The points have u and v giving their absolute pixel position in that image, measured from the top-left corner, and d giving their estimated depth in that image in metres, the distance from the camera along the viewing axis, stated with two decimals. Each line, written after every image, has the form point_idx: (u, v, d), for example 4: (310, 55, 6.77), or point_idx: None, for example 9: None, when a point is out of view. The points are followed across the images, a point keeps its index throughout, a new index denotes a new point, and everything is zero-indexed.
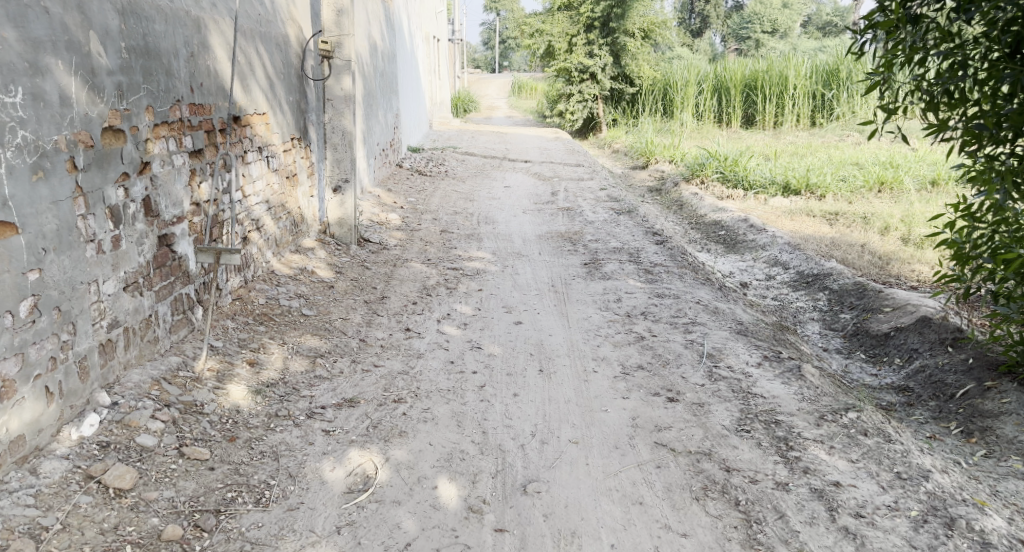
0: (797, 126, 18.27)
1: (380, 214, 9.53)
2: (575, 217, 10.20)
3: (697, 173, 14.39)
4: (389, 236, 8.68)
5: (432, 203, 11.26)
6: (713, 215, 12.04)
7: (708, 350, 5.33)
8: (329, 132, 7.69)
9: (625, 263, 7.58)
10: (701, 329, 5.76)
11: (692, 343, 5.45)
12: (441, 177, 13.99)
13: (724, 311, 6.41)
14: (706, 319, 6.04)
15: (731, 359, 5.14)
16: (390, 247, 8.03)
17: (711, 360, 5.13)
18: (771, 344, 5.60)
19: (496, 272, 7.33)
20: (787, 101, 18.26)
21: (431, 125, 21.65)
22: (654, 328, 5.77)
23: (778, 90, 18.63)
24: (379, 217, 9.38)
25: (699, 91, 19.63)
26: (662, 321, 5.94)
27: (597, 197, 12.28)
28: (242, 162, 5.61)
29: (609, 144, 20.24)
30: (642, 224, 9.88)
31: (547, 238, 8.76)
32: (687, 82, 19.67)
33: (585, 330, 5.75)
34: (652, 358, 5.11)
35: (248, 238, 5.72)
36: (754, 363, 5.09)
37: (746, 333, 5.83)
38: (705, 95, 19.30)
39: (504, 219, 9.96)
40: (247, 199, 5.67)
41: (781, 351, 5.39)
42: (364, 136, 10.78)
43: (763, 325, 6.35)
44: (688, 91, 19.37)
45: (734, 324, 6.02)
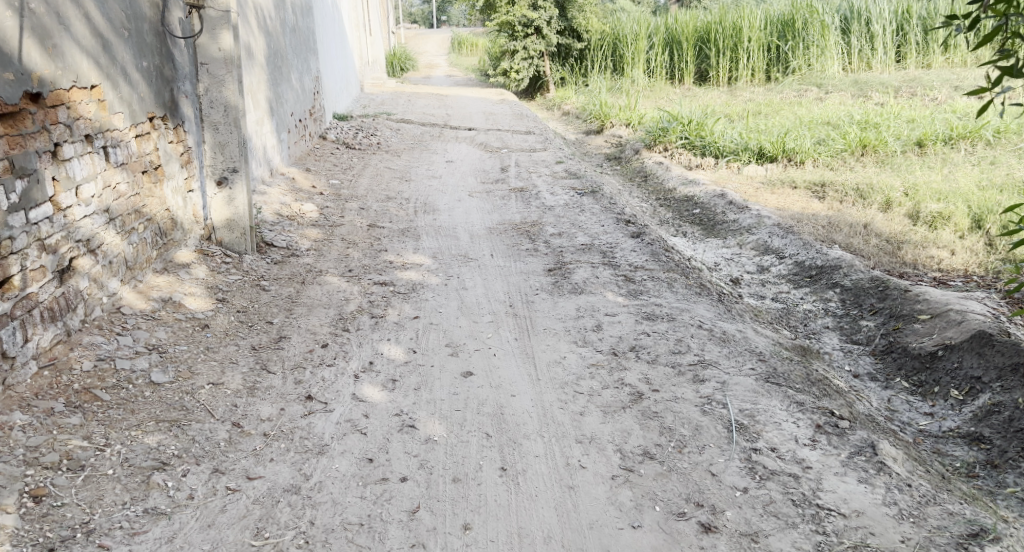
0: (752, 82, 16.80)
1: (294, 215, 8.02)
2: (524, 208, 8.64)
3: (660, 139, 12.81)
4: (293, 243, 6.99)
5: (359, 188, 9.58)
6: (684, 189, 10.48)
7: (735, 418, 3.71)
8: (206, 107, 6.35)
9: (598, 268, 6.04)
10: (715, 377, 4.10)
11: (709, 403, 3.84)
12: (366, 157, 11.86)
13: (734, 336, 4.69)
14: (720, 355, 4.43)
15: (772, 435, 3.58)
16: (292, 254, 6.77)
17: (744, 435, 3.61)
18: (813, 399, 3.98)
19: (435, 289, 5.79)
20: (741, 55, 16.71)
21: (364, 87, 19.81)
22: (652, 378, 4.12)
23: (731, 43, 16.99)
24: (291, 217, 7.96)
25: (650, 46, 18.06)
26: (660, 362, 4.33)
27: (554, 172, 11.17)
28: (56, 160, 4.32)
29: (558, 106, 18.66)
30: (610, 211, 8.36)
31: (500, 238, 7.32)
32: (637, 36, 18.06)
33: (554, 390, 4.04)
34: (663, 438, 3.56)
35: (75, 266, 4.43)
36: (806, 440, 3.58)
37: (775, 379, 4.15)
38: (656, 50, 17.78)
39: (441, 213, 8.38)
40: (65, 213, 4.37)
41: (834, 419, 3.75)
42: (268, 109, 9.62)
43: (784, 359, 4.47)
44: (639, 45, 17.71)
45: (756, 360, 4.37)
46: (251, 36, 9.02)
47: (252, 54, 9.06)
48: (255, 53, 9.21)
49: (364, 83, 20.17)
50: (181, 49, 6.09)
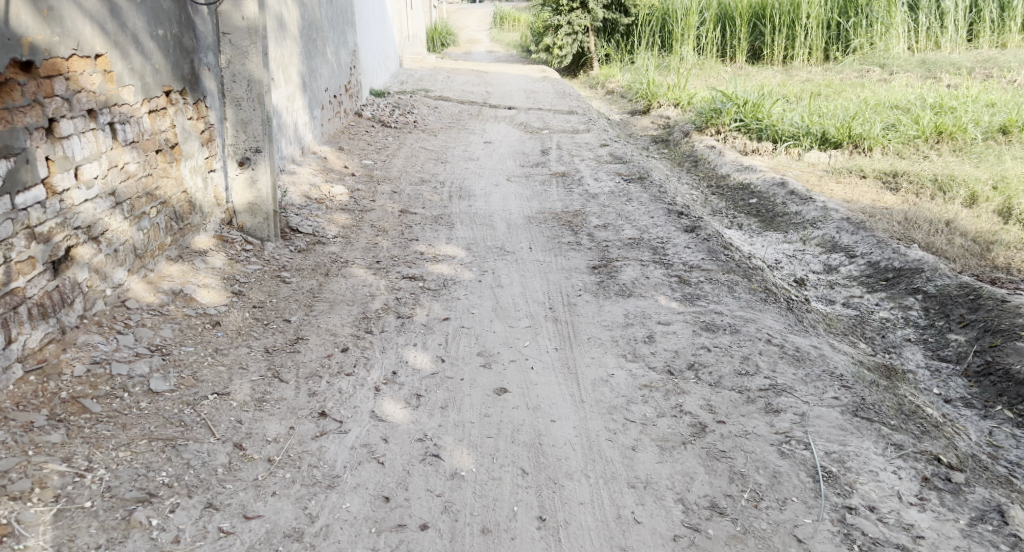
0: (809, 61, 15.97)
1: (322, 204, 7.69)
2: (567, 199, 8.16)
3: (712, 122, 12.21)
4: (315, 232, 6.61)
5: (396, 177, 9.19)
6: (739, 175, 9.89)
7: (823, 464, 3.50)
8: (229, 82, 6.01)
9: (650, 267, 5.55)
10: (790, 403, 3.82)
11: (787, 443, 3.60)
12: (403, 140, 11.86)
13: (810, 355, 4.20)
14: (797, 380, 4.00)
15: (871, 489, 3.39)
16: (313, 243, 6.46)
17: (835, 487, 3.40)
18: (915, 438, 3.71)
19: (470, 288, 5.28)
20: (798, 32, 15.94)
21: (403, 62, 19.38)
22: (717, 404, 3.81)
23: (789, 20, 16.28)
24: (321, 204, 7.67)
25: (701, 22, 17.32)
26: (723, 386, 3.93)
27: (597, 155, 10.62)
28: (52, 138, 3.94)
29: (602, 84, 18.13)
30: (662, 200, 7.82)
31: (543, 231, 6.87)
32: (688, 11, 17.32)
33: (597, 417, 3.70)
34: (746, 487, 3.37)
35: (74, 255, 4.05)
36: (914, 499, 3.37)
37: (864, 413, 3.82)
38: (707, 26, 17.05)
39: (489, 206, 7.89)
40: (63, 197, 3.98)
41: (943, 466, 3.55)
42: (300, 85, 9.54)
43: (873, 387, 4.04)
44: (690, 22, 16.94)
45: (839, 387, 3.97)
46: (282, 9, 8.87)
47: (284, 27, 8.92)
48: (286, 26, 9.02)
49: (403, 58, 19.69)
50: (199, 16, 5.76)
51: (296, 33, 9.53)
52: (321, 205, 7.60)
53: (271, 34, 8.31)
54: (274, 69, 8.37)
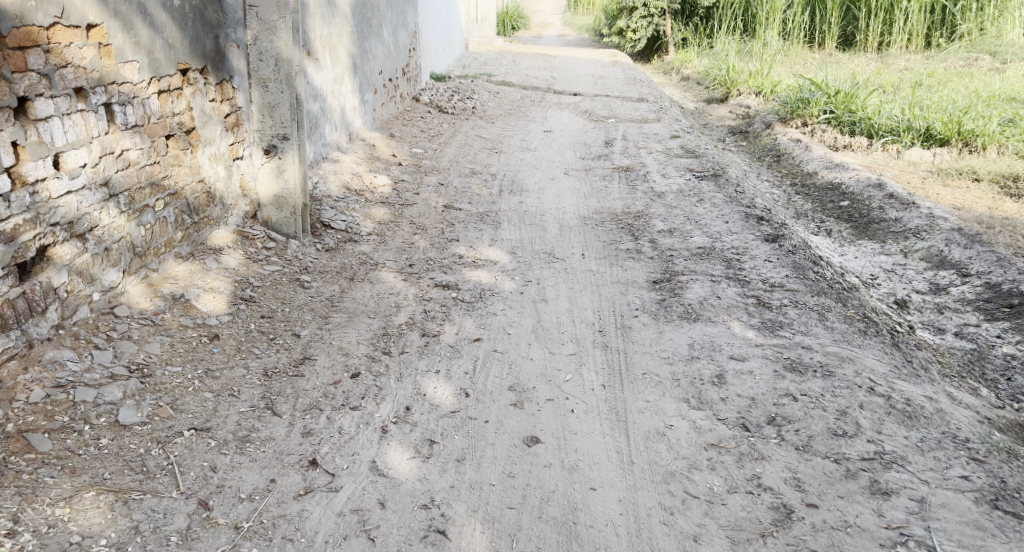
0: (907, 48, 14.98)
1: (359, 198, 7.18)
2: (630, 200, 7.42)
3: (799, 113, 12.00)
4: (347, 233, 6.15)
5: (449, 173, 8.62)
6: (826, 174, 9.55)
7: None
8: (256, 61, 5.50)
9: (729, 287, 4.88)
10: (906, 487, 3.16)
11: (903, 544, 2.95)
12: (459, 129, 11.46)
13: (925, 412, 3.54)
14: (910, 447, 3.35)
15: None
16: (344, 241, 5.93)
17: None
18: None
19: (506, 300, 4.91)
20: (898, 15, 14.96)
21: (470, 45, 18.91)
22: (809, 484, 3.19)
23: (886, 4, 15.31)
24: (363, 201, 7.15)
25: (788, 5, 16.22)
26: (817, 453, 3.31)
27: (667, 148, 9.88)
28: (28, 120, 3.43)
29: (677, 70, 17.35)
30: (742, 203, 7.01)
31: (606, 235, 6.26)
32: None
33: (651, 490, 3.18)
34: None
35: (50, 255, 3.53)
36: None
37: (1008, 502, 3.13)
38: (794, 10, 16.14)
39: (544, 210, 7.25)
40: (37, 188, 3.46)
41: None
42: (350, 67, 9.27)
43: (1014, 462, 3.32)
44: (776, 4, 15.95)
45: (968, 460, 3.29)
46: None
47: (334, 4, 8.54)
48: (336, 3, 8.69)
49: (470, 41, 19.20)
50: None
51: (348, 11, 9.18)
52: (361, 203, 7.06)
53: (317, 13, 7.93)
54: (319, 49, 8.05)
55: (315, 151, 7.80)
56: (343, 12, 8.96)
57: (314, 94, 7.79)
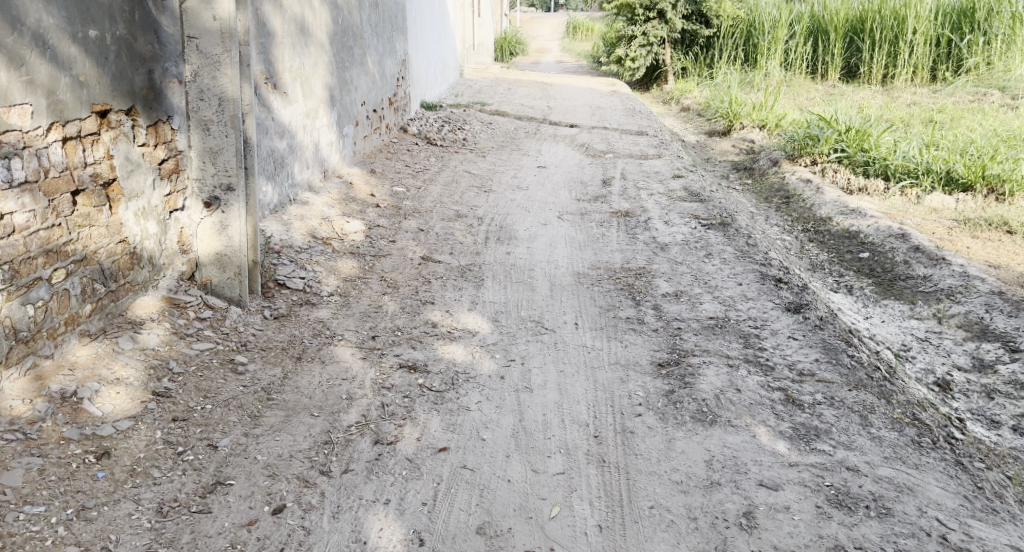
0: (912, 80, 14.33)
1: (326, 248, 6.38)
2: (631, 251, 6.63)
3: (808, 150, 11.28)
4: (307, 294, 5.35)
5: (431, 217, 7.82)
6: (842, 220, 8.76)
7: None
8: (196, 100, 4.72)
9: (751, 375, 4.09)
10: None
11: None
12: (447, 164, 10.69)
13: None
14: None
15: None
16: (297, 306, 5.10)
17: None
18: None
19: (482, 386, 4.11)
20: (902, 48, 14.33)
21: (465, 72, 18.22)
22: None
23: (891, 35, 14.68)
24: (331, 251, 6.35)
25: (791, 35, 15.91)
26: None
27: (669, 189, 9.11)
28: None
29: (676, 99, 16.67)
30: (757, 260, 6.23)
31: (606, 298, 5.47)
32: (777, 23, 16.03)
33: None
34: None
35: None
36: None
37: None
38: (797, 40, 15.77)
39: (533, 263, 6.44)
40: None
41: None
42: (327, 99, 8.52)
43: None
44: (778, 34, 15.71)
45: None
46: (307, 12, 7.77)
47: (308, 32, 7.81)
48: (310, 30, 7.90)
49: (465, 67, 18.53)
50: (165, 15, 4.53)
51: (325, 39, 8.41)
52: (327, 254, 6.25)
53: (286, 42, 7.19)
54: (290, 81, 7.31)
55: (281, 193, 7.02)
56: (320, 41, 8.24)
57: (281, 130, 7.03)
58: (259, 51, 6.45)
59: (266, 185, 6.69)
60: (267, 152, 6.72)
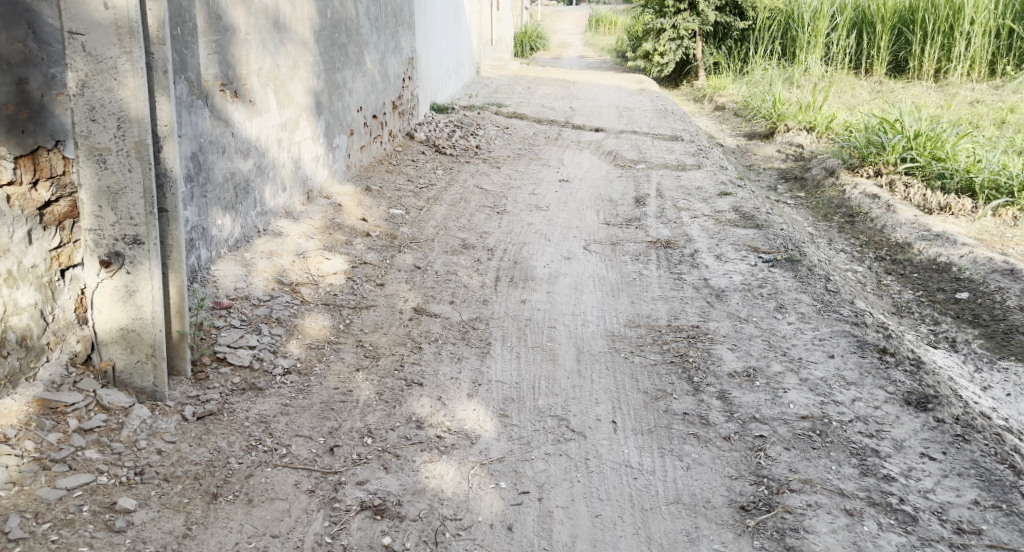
0: (968, 76, 12.88)
1: (294, 296, 5.05)
2: (679, 301, 5.25)
3: (870, 160, 9.82)
4: (254, 374, 4.00)
5: (431, 249, 6.49)
6: (924, 247, 7.40)
7: None
8: (88, 118, 3.31)
9: (884, 533, 2.97)
10: None
11: None
12: (455, 177, 9.33)
13: None
14: None
15: None
16: (234, 399, 3.76)
17: None
18: None
19: (480, 547, 2.97)
20: (957, 40, 12.85)
21: (481, 69, 16.86)
22: None
23: (946, 26, 13.20)
24: (300, 301, 5.00)
25: (831, 27, 14.40)
26: None
27: (715, 210, 7.73)
28: None
29: (709, 98, 15.22)
30: (844, 319, 4.84)
31: (655, 378, 4.08)
32: (817, 14, 14.50)
33: None
34: None
35: None
36: None
37: None
38: (839, 33, 14.29)
39: (554, 317, 5.09)
40: None
41: None
42: (311, 106, 7.17)
43: None
44: (818, 26, 14.27)
45: None
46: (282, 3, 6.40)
47: (286, 27, 6.48)
48: (287, 25, 6.53)
49: (482, 64, 17.17)
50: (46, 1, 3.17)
51: (308, 35, 7.05)
52: (293, 307, 4.90)
53: (255, 39, 5.85)
54: (260, 86, 5.98)
55: (244, 224, 5.67)
56: (302, 37, 6.90)
57: (245, 147, 5.69)
58: (211, 52, 5.13)
59: (223, 217, 5.32)
60: (226, 175, 5.38)
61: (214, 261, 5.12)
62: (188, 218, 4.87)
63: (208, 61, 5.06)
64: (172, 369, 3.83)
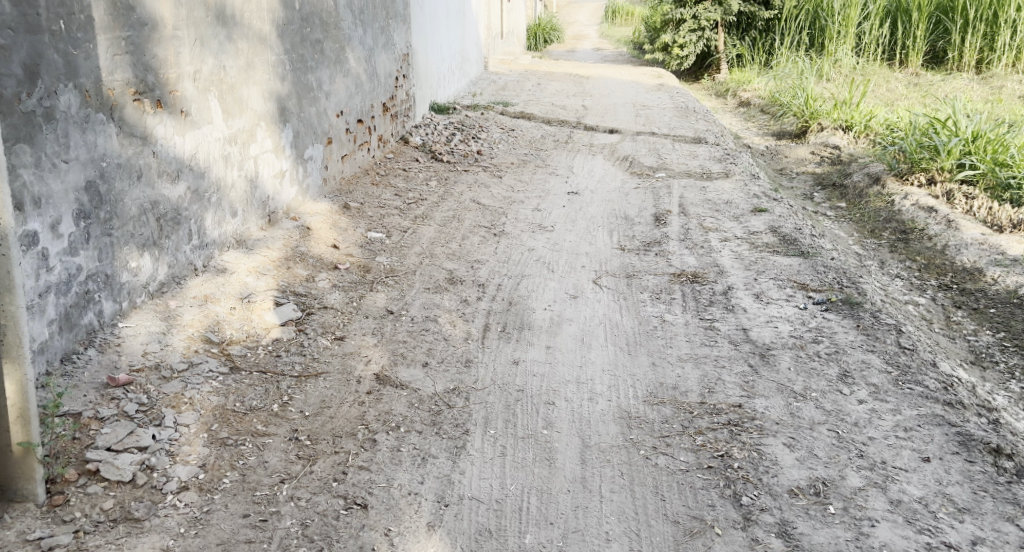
0: (1015, 68, 11.71)
1: (221, 361, 3.86)
2: (713, 365, 4.14)
3: (922, 166, 8.59)
4: (136, 494, 2.96)
5: (409, 285, 5.40)
6: (1002, 278, 6.35)
7: None
8: None
9: None
10: None
11: None
12: (449, 189, 8.22)
13: None
14: None
15: None
16: (92, 542, 2.77)
17: None
18: None
19: None
20: (1002, 30, 11.67)
21: (489, 64, 15.73)
22: None
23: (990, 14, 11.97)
24: (227, 366, 3.81)
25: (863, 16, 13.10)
26: None
27: (750, 231, 6.64)
28: None
29: (732, 92, 14.05)
30: (930, 398, 3.71)
31: (686, 493, 3.11)
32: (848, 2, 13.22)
33: None
34: None
35: None
36: None
37: None
38: (871, 21, 13.04)
39: (554, 387, 3.98)
40: None
41: None
42: (271, 113, 6.05)
43: None
44: (849, 14, 12.95)
45: None
46: None
47: (245, 21, 5.38)
48: (236, 20, 5.30)
49: (490, 59, 16.03)
50: None
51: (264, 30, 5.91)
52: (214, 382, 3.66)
53: (192, 36, 4.75)
54: (202, 93, 4.86)
55: (171, 264, 4.51)
56: (265, 34, 5.79)
57: (179, 169, 4.58)
58: (121, 52, 4.04)
59: (135, 259, 4.14)
60: (147, 205, 4.26)
61: (123, 316, 3.99)
62: (82, 266, 3.74)
63: (113, 64, 3.97)
64: (18, 494, 2.84)
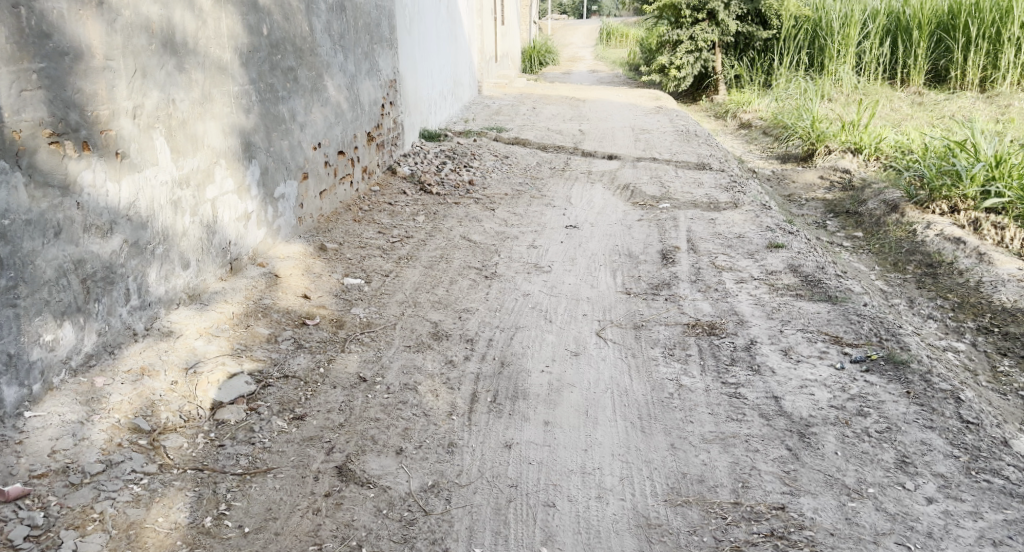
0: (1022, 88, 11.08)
1: (149, 456, 3.41)
2: (744, 450, 3.52)
3: (943, 192, 7.87)
4: None
5: (387, 343, 4.64)
6: None
7: None
8: None
9: None
10: None
11: None
12: (438, 225, 7.55)
13: None
14: None
15: None
16: None
17: None
18: None
19: None
20: (1005, 48, 11.04)
21: (483, 87, 15.14)
22: None
23: (992, 32, 11.28)
24: (156, 465, 3.37)
25: (863, 35, 12.52)
26: None
27: (766, 269, 6.00)
28: None
29: (732, 113, 13.43)
30: (1013, 495, 3.27)
31: None
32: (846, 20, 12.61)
33: None
34: None
35: None
36: None
37: None
38: (869, 40, 12.42)
39: (555, 481, 3.40)
40: None
41: None
42: (240, 149, 5.27)
43: None
44: (849, 33, 12.32)
45: None
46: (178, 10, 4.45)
47: (202, 47, 4.71)
48: (193, 45, 4.63)
49: (484, 83, 15.44)
50: None
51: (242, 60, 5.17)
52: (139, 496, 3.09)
53: (135, 65, 4.09)
54: (146, 130, 4.19)
55: (102, 329, 3.82)
56: (232, 63, 5.07)
57: (113, 220, 3.91)
58: (32, 87, 3.53)
59: (51, 331, 3.56)
60: (68, 265, 3.65)
61: (34, 402, 3.45)
62: None
63: (19, 102, 3.45)
64: None
